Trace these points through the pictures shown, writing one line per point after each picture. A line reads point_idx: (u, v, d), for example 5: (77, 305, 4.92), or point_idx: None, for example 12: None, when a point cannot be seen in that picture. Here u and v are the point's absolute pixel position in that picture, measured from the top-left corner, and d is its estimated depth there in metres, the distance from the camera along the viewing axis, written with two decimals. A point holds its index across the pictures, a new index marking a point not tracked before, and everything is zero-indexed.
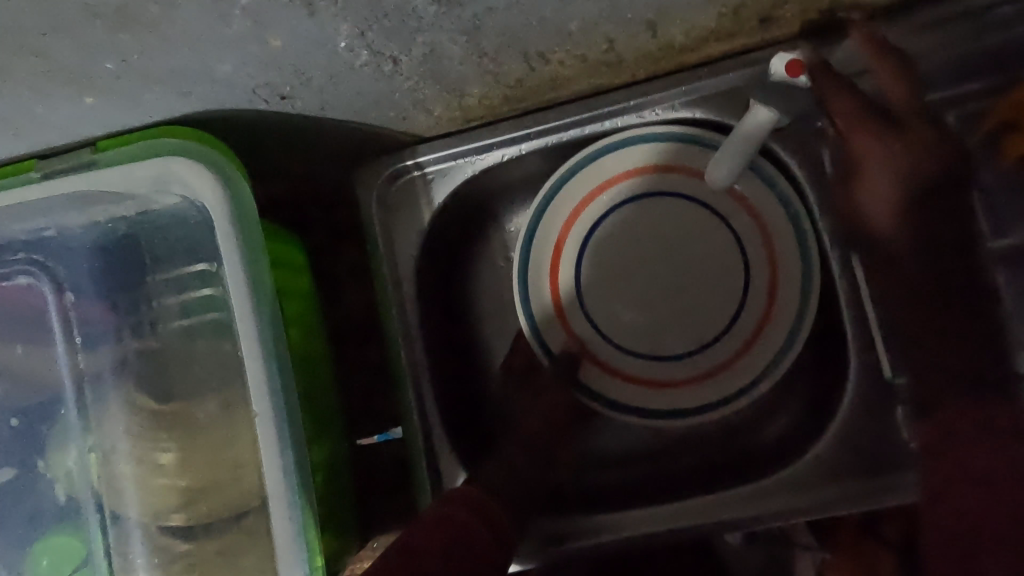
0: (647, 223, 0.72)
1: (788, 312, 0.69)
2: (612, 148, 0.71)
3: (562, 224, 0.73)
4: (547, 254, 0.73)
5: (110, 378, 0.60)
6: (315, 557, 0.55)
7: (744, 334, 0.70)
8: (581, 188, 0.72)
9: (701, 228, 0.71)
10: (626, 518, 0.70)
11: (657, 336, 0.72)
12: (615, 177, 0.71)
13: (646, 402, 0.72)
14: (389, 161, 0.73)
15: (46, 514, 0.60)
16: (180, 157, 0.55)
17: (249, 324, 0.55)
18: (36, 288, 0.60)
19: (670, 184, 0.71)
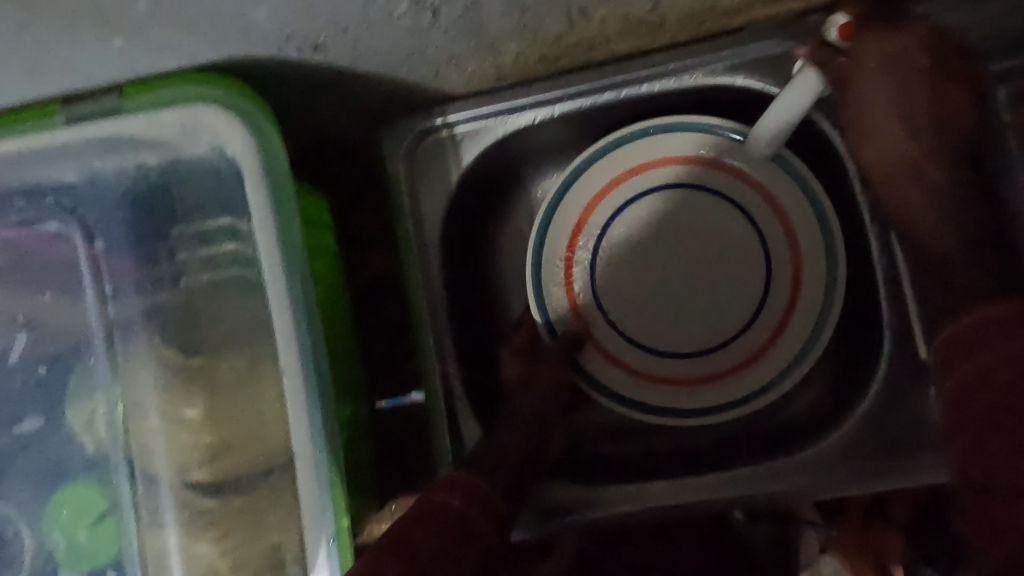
0: (670, 216, 0.69)
1: (812, 302, 0.67)
2: (634, 134, 0.68)
3: (583, 206, 0.70)
4: (563, 236, 0.70)
5: (138, 328, 0.58)
6: (341, 516, 0.54)
7: (762, 333, 0.68)
8: (606, 168, 0.69)
9: (727, 224, 0.68)
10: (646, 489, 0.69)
11: (675, 333, 0.70)
12: (639, 167, 0.69)
13: (659, 399, 0.70)
14: (418, 119, 0.71)
15: (74, 465, 0.59)
16: (209, 105, 0.54)
17: (279, 285, 0.54)
18: (64, 235, 0.59)
19: (697, 176, 0.68)
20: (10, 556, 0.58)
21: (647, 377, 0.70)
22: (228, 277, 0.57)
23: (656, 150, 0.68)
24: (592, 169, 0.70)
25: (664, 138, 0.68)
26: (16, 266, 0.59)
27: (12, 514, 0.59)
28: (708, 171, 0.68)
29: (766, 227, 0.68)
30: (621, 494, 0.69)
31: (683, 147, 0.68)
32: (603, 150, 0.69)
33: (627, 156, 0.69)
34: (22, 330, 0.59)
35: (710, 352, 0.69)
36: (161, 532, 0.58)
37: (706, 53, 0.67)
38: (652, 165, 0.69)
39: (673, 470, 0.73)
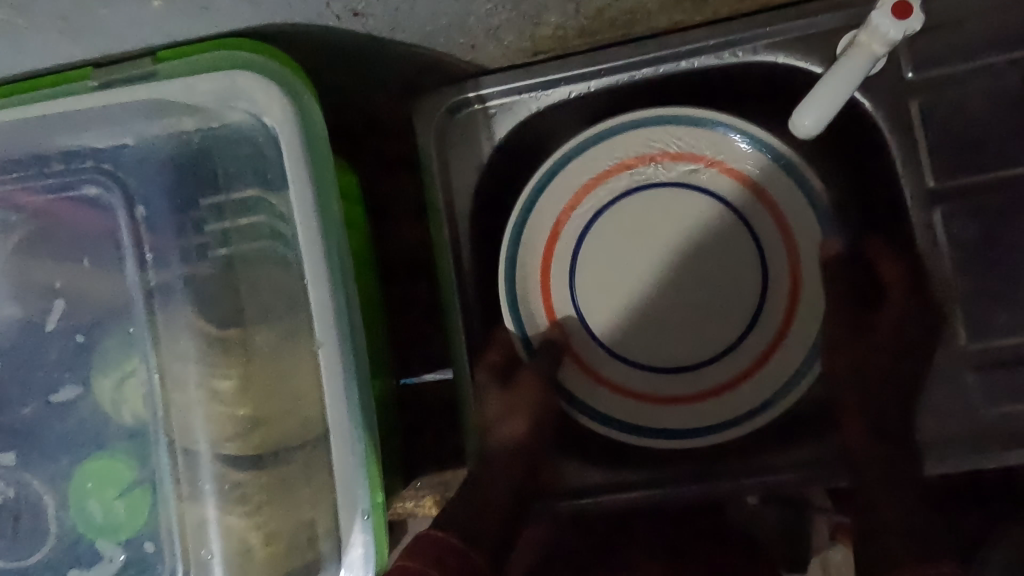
0: (659, 215, 0.64)
1: (815, 302, 0.64)
2: (626, 131, 0.63)
3: (561, 207, 0.65)
4: (542, 237, 0.65)
5: (180, 298, 0.58)
6: (376, 493, 0.53)
7: (764, 339, 0.64)
8: (598, 160, 0.64)
9: (720, 225, 0.64)
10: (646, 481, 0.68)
11: (665, 351, 0.65)
12: (634, 163, 0.64)
13: (645, 419, 0.65)
14: (450, 93, 0.68)
15: (109, 434, 0.58)
16: (247, 71, 0.52)
17: (314, 248, 0.52)
18: (105, 200, 0.57)
19: (687, 170, 0.63)
20: (43, 523, 0.57)
21: (635, 399, 0.66)
22: (261, 250, 0.55)
23: (652, 144, 0.64)
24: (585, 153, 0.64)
25: (666, 129, 0.63)
26: (53, 232, 0.58)
27: (46, 483, 0.58)
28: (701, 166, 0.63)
29: (761, 230, 0.64)
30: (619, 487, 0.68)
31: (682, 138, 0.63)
32: (600, 135, 0.63)
33: (618, 150, 0.64)
34: (60, 296, 0.58)
35: (706, 362, 0.65)
36: (199, 503, 0.57)
37: (750, 29, 0.65)
38: (640, 161, 0.64)
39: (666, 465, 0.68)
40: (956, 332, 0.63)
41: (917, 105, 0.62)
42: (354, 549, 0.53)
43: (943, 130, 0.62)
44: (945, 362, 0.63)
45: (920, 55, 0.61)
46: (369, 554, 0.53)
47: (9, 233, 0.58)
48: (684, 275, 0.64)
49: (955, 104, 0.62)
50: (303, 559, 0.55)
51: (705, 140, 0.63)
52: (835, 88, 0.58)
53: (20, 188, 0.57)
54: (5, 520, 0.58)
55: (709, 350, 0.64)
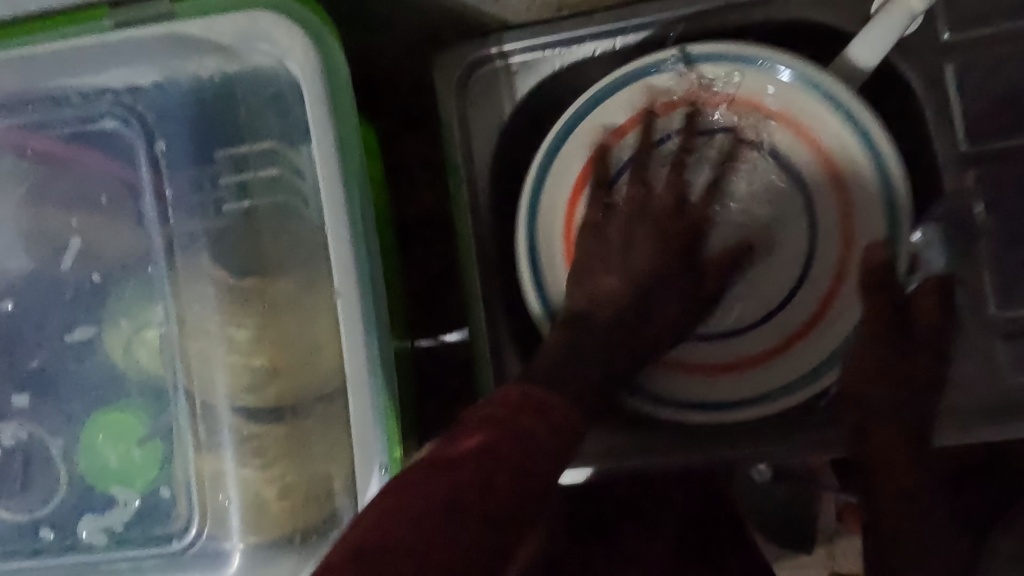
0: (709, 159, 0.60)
1: (851, 310, 0.59)
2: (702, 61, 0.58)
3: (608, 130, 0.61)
4: (575, 167, 0.62)
5: (198, 244, 0.56)
6: (394, 448, 0.52)
7: (796, 321, 0.60)
8: (633, 98, 0.60)
9: (775, 192, 0.60)
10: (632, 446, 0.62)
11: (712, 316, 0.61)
12: (697, 94, 0.59)
13: (701, 393, 0.60)
14: (473, 46, 0.66)
15: (125, 379, 0.56)
16: (268, 11, 0.50)
17: (334, 197, 0.51)
18: (123, 135, 0.56)
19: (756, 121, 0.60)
20: (56, 466, 0.56)
21: (681, 372, 0.60)
22: (282, 201, 0.54)
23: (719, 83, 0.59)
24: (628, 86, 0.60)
25: (731, 76, 0.59)
26: (71, 168, 0.57)
27: (59, 427, 0.56)
28: (757, 119, 0.59)
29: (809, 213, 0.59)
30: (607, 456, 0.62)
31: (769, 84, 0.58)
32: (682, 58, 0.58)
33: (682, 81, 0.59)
34: (75, 234, 0.57)
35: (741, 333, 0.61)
36: (217, 450, 0.56)
37: None
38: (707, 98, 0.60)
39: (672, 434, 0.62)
40: (985, 300, 0.61)
41: (952, 68, 0.60)
42: (370, 505, 0.52)
43: (981, 92, 0.61)
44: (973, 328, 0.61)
45: (957, 17, 0.60)
46: None
47: (22, 174, 0.57)
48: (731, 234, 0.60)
49: (991, 68, 0.60)
50: (318, 513, 0.53)
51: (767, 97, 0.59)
52: (873, 42, 0.55)
53: (35, 125, 0.56)
54: (15, 463, 0.56)
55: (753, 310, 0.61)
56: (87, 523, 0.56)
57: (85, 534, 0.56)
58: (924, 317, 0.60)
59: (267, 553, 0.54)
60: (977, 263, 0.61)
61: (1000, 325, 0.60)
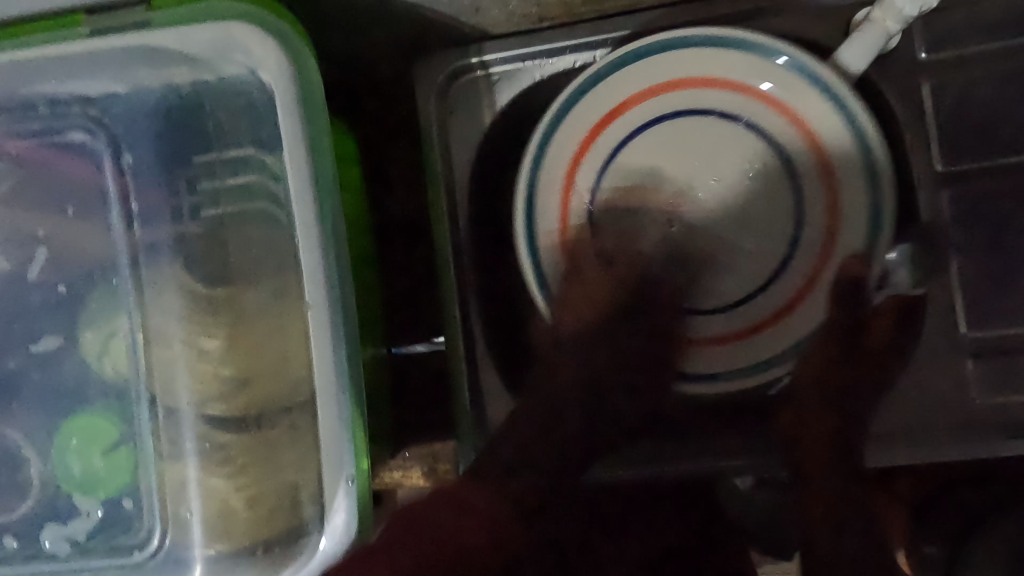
0: (697, 144, 0.59)
1: (814, 308, 0.59)
2: (733, 48, 0.56)
3: (618, 101, 0.59)
4: (574, 141, 0.60)
5: (167, 253, 0.56)
6: (361, 459, 0.52)
7: (762, 312, 0.59)
8: (642, 81, 0.58)
9: (764, 177, 0.58)
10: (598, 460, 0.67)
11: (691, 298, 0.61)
12: (714, 79, 0.57)
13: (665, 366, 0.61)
14: (454, 56, 0.66)
15: (91, 388, 0.56)
16: (243, 21, 0.50)
17: (308, 210, 0.51)
18: (90, 147, 0.56)
19: (765, 118, 0.58)
20: (23, 472, 0.56)
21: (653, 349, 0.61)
22: (254, 211, 0.54)
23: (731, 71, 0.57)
24: (647, 63, 0.58)
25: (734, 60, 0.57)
26: (39, 178, 0.57)
27: (27, 434, 0.57)
28: (751, 105, 0.58)
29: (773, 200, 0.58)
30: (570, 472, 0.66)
31: (785, 83, 0.56)
32: (720, 38, 0.56)
33: (692, 63, 0.57)
34: (42, 244, 0.57)
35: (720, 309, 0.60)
36: (180, 459, 0.57)
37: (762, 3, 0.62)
38: (719, 85, 0.57)
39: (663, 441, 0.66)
40: (957, 319, 0.61)
41: (928, 87, 0.61)
42: (338, 514, 0.52)
43: (957, 112, 0.61)
44: (943, 346, 0.61)
45: (934, 36, 0.60)
46: (352, 521, 0.52)
47: None
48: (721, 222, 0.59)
49: (964, 88, 0.61)
50: (284, 523, 0.54)
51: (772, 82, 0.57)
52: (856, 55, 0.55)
53: (5, 134, 0.56)
54: None
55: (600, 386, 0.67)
56: (51, 532, 0.56)
57: (49, 544, 0.56)
58: (879, 333, 0.60)
59: (233, 562, 0.54)
60: (950, 281, 0.61)
61: (969, 345, 0.61)
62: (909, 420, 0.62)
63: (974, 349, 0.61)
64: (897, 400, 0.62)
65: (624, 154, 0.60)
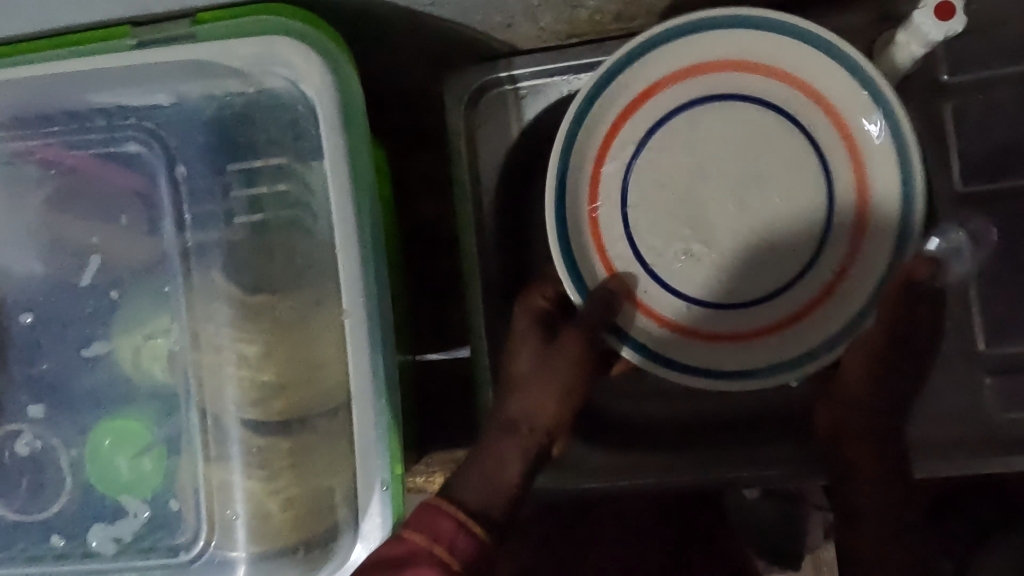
0: (725, 128, 0.49)
1: (841, 313, 0.49)
2: (759, 40, 0.48)
3: (645, 84, 0.49)
4: (596, 138, 0.50)
5: (214, 258, 0.58)
6: (394, 465, 0.53)
7: (784, 316, 0.49)
8: (664, 64, 0.49)
9: (791, 177, 0.48)
10: (636, 462, 0.66)
11: (719, 285, 0.50)
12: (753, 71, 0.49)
13: (689, 357, 0.50)
14: (481, 71, 0.67)
15: (137, 392, 0.58)
16: (287, 37, 0.51)
17: (347, 218, 0.52)
18: (144, 158, 0.57)
19: (801, 111, 0.48)
20: (68, 476, 0.57)
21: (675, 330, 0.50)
22: (294, 219, 0.55)
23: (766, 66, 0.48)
24: (681, 63, 0.49)
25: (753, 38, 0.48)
26: (89, 187, 0.58)
27: (70, 436, 0.58)
28: (772, 86, 0.48)
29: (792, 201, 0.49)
30: (609, 470, 0.66)
31: (828, 82, 0.48)
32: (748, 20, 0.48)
33: (723, 43, 0.48)
34: (96, 251, 0.58)
35: (740, 310, 0.50)
36: (225, 462, 0.57)
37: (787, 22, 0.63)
38: (752, 74, 0.48)
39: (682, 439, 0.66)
40: (975, 334, 0.63)
41: (949, 108, 0.62)
42: (372, 519, 0.53)
43: (976, 134, 0.62)
44: (962, 361, 0.63)
45: (956, 58, 0.61)
46: (386, 526, 0.53)
47: (40, 187, 0.58)
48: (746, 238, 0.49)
49: (985, 109, 0.62)
50: (319, 526, 0.55)
51: (796, 61, 0.48)
52: None
53: (59, 145, 0.57)
54: (26, 470, 0.58)
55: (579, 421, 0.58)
56: (98, 532, 0.57)
57: (95, 544, 0.57)
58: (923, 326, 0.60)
59: (271, 564, 0.56)
60: (969, 298, 0.63)
61: (988, 361, 0.62)
62: (931, 433, 0.62)
63: (993, 363, 0.62)
64: (926, 409, 0.62)
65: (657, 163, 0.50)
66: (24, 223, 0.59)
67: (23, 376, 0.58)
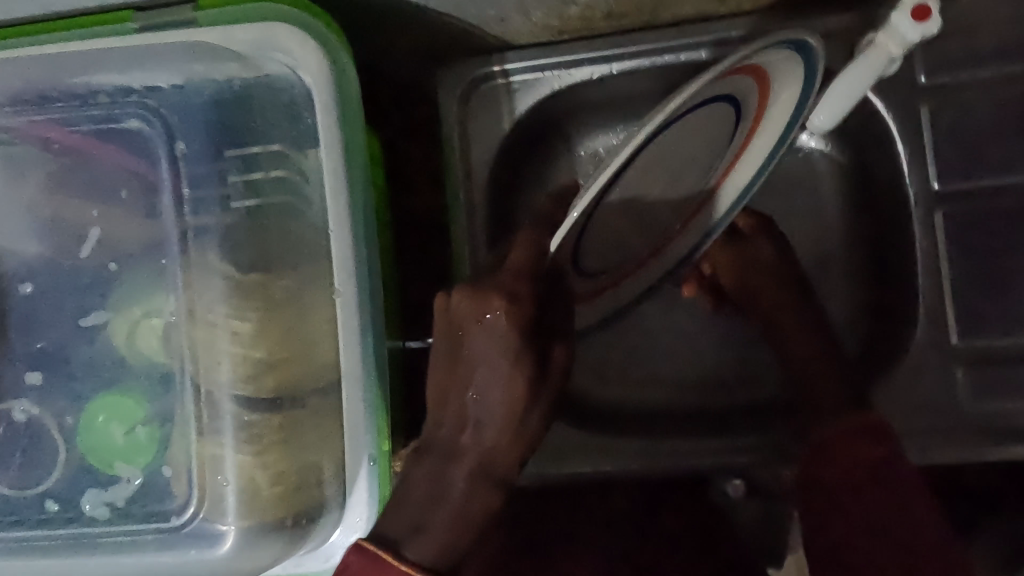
0: (686, 127, 0.50)
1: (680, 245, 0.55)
2: (795, 105, 0.49)
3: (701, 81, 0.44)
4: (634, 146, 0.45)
5: (212, 236, 0.58)
6: (382, 439, 0.55)
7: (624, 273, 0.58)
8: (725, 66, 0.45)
9: (689, 145, 0.52)
10: (613, 445, 0.66)
11: (619, 239, 0.60)
12: (768, 91, 0.49)
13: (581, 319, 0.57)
14: (475, 64, 0.68)
15: (133, 363, 0.59)
16: (286, 25, 0.53)
17: (341, 202, 0.54)
18: (145, 134, 0.59)
19: (741, 107, 0.51)
20: (64, 444, 0.59)
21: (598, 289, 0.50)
22: (289, 203, 0.57)
23: (775, 115, 0.49)
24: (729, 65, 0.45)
25: (766, 51, 0.47)
26: (90, 160, 0.59)
27: (66, 405, 0.59)
28: (740, 83, 0.49)
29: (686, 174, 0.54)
30: (581, 452, 0.66)
31: (779, 87, 0.49)
32: (811, 82, 0.48)
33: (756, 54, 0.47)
34: (94, 224, 0.59)
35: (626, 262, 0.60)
36: (218, 436, 0.58)
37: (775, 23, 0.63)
38: (744, 72, 0.48)
39: (655, 421, 0.70)
40: (949, 329, 0.64)
41: (926, 110, 0.64)
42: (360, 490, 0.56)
43: (953, 134, 0.64)
44: (936, 356, 0.64)
45: (935, 61, 0.62)
46: (373, 495, 0.56)
47: (42, 163, 0.60)
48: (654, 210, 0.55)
49: (964, 110, 0.63)
50: (309, 498, 0.57)
51: (766, 72, 0.49)
52: (850, 83, 0.57)
53: (61, 120, 0.59)
54: (24, 437, 0.59)
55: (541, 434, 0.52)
56: (92, 496, 0.58)
57: (88, 507, 0.58)
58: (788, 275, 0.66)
59: (261, 536, 0.57)
60: (943, 293, 0.64)
61: (961, 357, 0.64)
62: (903, 424, 0.63)
63: (966, 358, 0.63)
64: (892, 401, 0.64)
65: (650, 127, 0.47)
66: (27, 197, 0.60)
67: (25, 345, 0.60)
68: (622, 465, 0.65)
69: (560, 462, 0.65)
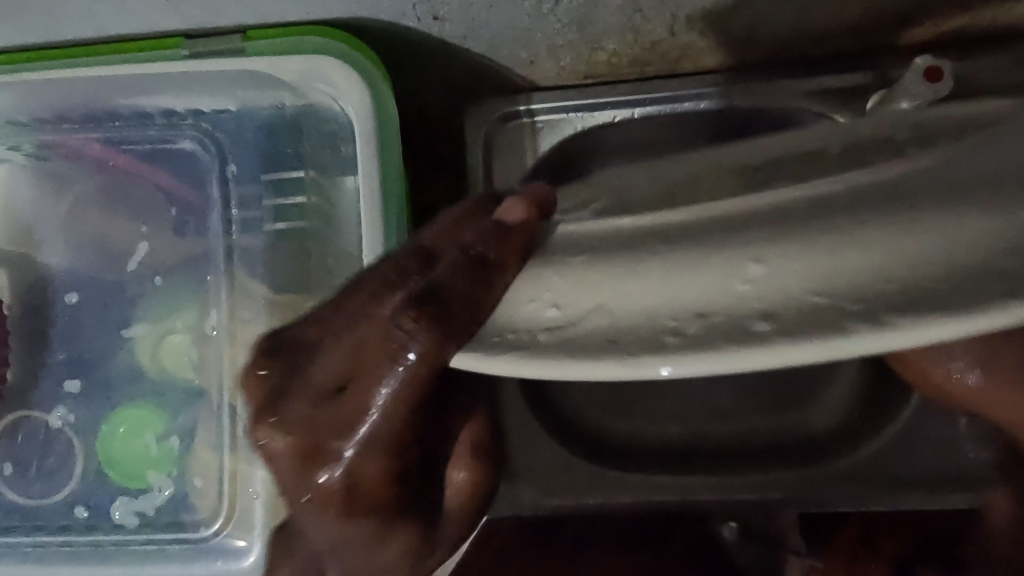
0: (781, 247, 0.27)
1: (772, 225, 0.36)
2: None
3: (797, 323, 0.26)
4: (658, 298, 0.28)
5: (258, 255, 0.61)
6: None
7: None
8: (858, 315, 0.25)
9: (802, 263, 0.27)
10: (619, 479, 0.67)
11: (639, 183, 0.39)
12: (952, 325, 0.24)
13: None
14: (504, 102, 0.70)
15: (167, 376, 0.61)
16: (328, 57, 0.54)
17: (376, 232, 0.55)
18: (200, 156, 0.61)
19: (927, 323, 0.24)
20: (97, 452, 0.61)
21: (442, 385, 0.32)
22: (324, 225, 0.58)
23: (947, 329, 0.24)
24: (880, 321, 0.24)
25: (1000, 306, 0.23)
26: (141, 180, 0.62)
27: (99, 415, 0.61)
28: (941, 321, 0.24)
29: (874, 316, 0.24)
30: (591, 483, 0.66)
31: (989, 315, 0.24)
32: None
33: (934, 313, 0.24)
34: (143, 240, 0.62)
35: None
36: (250, 455, 0.60)
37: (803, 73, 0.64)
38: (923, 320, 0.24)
39: (668, 459, 0.69)
40: None
41: None
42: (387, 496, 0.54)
43: None
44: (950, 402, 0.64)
45: None
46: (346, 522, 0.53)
47: (93, 181, 0.62)
48: (881, 348, 0.24)
49: None
50: None
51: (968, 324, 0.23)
52: None
53: (115, 139, 0.62)
54: (61, 443, 0.61)
55: (470, 513, 0.45)
56: (121, 504, 0.61)
57: (118, 515, 0.61)
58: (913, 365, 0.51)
59: None
60: None
61: None
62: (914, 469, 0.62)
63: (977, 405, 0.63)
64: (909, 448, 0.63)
65: (795, 210, 0.27)
66: (72, 212, 0.63)
67: (61, 353, 0.62)
68: (612, 498, 0.66)
69: (560, 495, 0.66)
